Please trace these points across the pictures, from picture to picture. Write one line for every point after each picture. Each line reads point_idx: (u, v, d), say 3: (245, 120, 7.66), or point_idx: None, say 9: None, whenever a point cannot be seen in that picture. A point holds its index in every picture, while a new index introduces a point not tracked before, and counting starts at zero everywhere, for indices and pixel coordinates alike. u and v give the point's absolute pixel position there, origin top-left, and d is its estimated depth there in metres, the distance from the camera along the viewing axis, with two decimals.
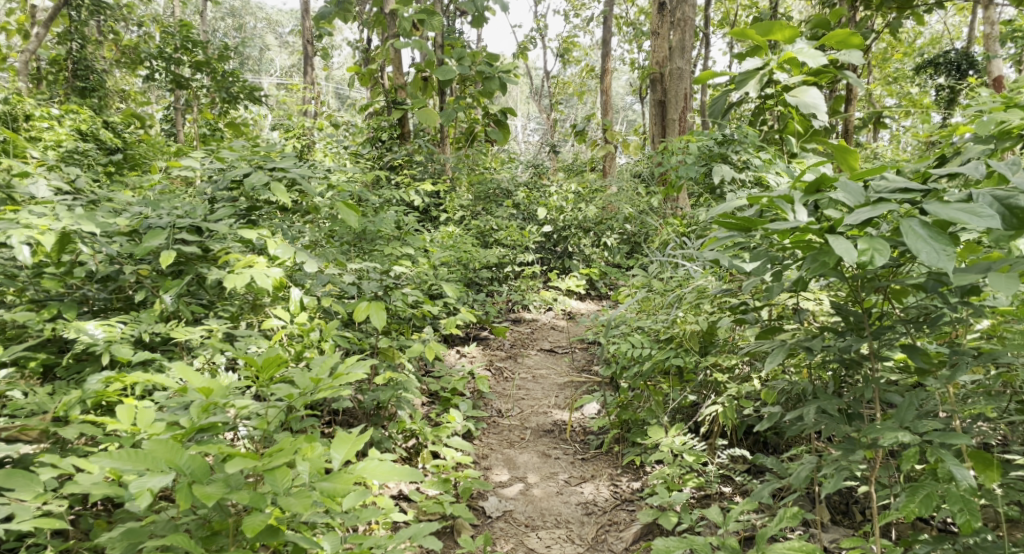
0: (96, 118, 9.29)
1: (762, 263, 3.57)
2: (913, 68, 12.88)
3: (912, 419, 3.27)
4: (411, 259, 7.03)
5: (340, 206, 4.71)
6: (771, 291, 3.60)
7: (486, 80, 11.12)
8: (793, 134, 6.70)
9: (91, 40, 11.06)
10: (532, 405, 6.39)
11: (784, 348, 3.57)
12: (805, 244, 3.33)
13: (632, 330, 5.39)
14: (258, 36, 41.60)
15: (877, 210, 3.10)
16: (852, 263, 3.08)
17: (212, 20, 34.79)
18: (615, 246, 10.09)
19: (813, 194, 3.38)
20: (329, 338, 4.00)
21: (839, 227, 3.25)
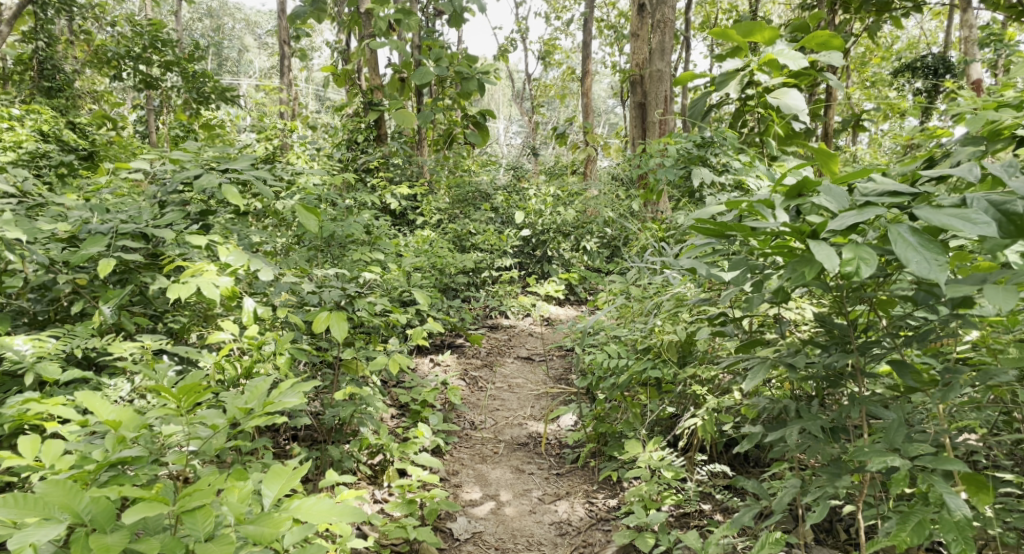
0: (61, 119, 8.99)
1: (742, 272, 3.34)
2: (891, 72, 12.77)
3: (902, 440, 3.07)
4: (383, 265, 6.80)
5: (299, 210, 4.54)
6: (752, 302, 3.38)
7: (465, 81, 10.89)
8: (774, 137, 6.52)
9: (58, 39, 10.74)
10: (506, 416, 6.18)
11: (765, 362, 3.38)
12: (786, 251, 3.15)
13: (608, 339, 5.18)
14: (237, 37, 41.14)
15: (863, 215, 2.92)
16: (835, 271, 2.90)
17: (190, 21, 34.29)
18: (594, 251, 9.89)
19: (796, 199, 3.17)
20: (284, 352, 3.77)
21: (822, 232, 3.09)
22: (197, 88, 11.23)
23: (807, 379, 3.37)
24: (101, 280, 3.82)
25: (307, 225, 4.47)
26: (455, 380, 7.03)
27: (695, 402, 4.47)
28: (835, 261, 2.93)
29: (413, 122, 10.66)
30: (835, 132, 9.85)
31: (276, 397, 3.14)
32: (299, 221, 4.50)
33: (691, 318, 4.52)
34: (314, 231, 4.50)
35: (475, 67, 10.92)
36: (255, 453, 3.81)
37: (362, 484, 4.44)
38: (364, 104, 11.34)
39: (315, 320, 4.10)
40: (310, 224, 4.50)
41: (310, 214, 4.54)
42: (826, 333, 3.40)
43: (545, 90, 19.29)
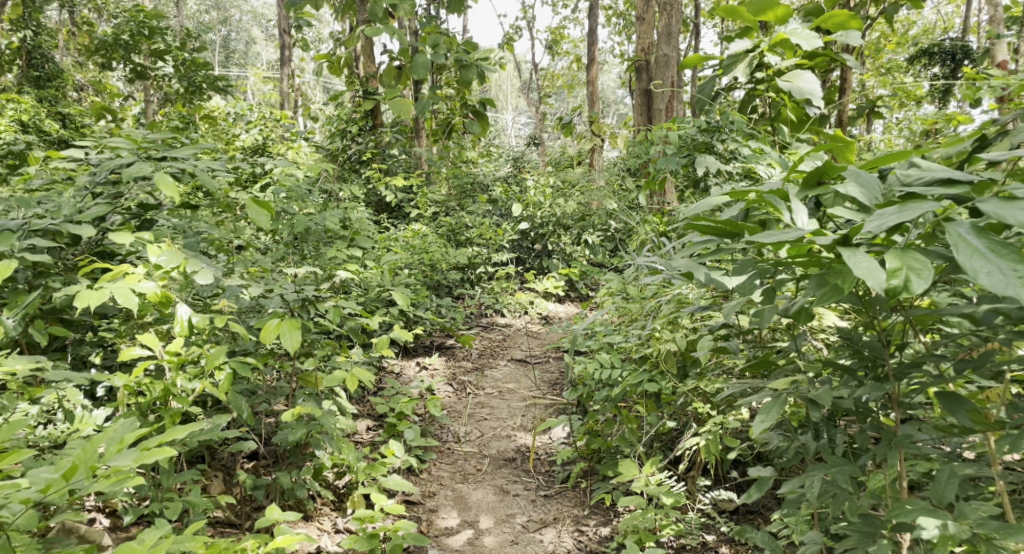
0: (42, 108, 8.52)
1: (750, 279, 2.83)
2: (908, 57, 12.16)
3: (954, 498, 2.61)
4: (364, 263, 6.27)
5: (248, 204, 4.03)
6: (762, 315, 2.90)
7: (464, 69, 10.26)
8: (785, 124, 5.99)
9: (46, 27, 10.26)
10: (494, 427, 5.66)
11: (781, 398, 2.86)
12: (808, 258, 2.61)
13: (600, 347, 4.69)
14: (247, 30, 40.67)
15: (906, 214, 2.39)
16: (880, 289, 2.37)
17: (197, 13, 33.80)
18: (597, 245, 9.36)
19: (816, 190, 2.69)
20: (222, 367, 3.37)
21: (855, 237, 2.53)
22: (188, 77, 10.57)
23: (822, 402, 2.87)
24: (9, 284, 3.47)
25: (258, 224, 3.99)
26: (441, 385, 6.52)
27: (698, 419, 3.96)
28: (878, 275, 2.39)
29: (411, 111, 10.17)
30: (849, 120, 9.30)
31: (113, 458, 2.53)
32: (248, 216, 4.02)
33: (692, 323, 4.02)
34: (266, 230, 4.03)
35: (475, 53, 10.38)
36: (187, 487, 3.33)
37: (320, 515, 3.95)
38: (359, 93, 10.85)
39: (264, 329, 3.68)
40: (261, 222, 4.01)
41: (261, 210, 4.04)
42: (851, 353, 2.89)
43: (553, 80, 18.73)
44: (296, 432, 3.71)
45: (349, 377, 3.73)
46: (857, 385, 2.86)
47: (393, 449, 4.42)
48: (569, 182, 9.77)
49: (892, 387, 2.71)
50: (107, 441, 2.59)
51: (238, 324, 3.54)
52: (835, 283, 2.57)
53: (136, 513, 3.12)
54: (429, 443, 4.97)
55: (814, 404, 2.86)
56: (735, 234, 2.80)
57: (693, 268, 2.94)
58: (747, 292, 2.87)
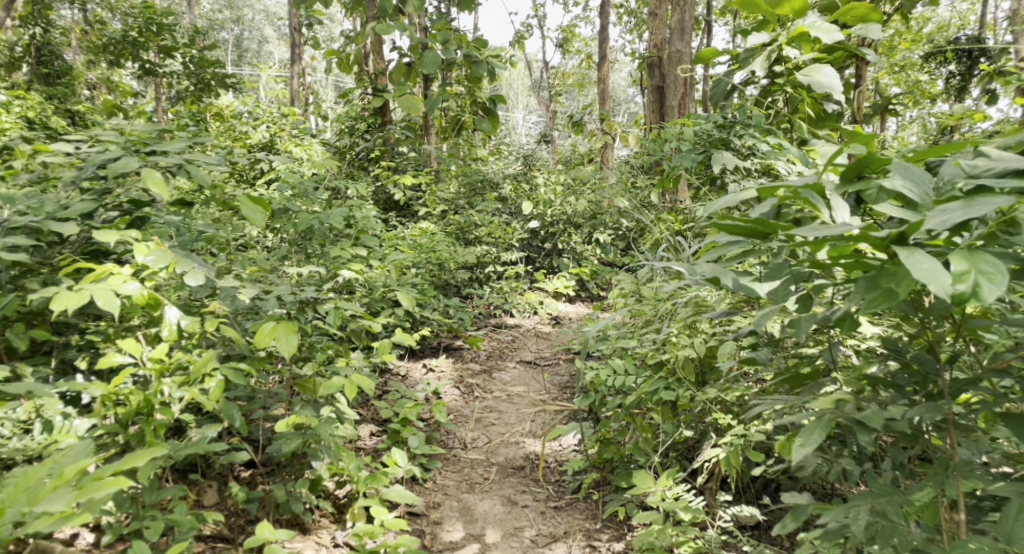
0: (46, 105, 8.35)
1: (783, 285, 2.65)
2: (925, 54, 11.87)
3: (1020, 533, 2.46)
4: (368, 263, 6.07)
5: (242, 201, 3.83)
6: (799, 326, 2.72)
7: (474, 65, 10.03)
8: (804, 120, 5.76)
9: (54, 24, 10.11)
10: (503, 432, 5.44)
11: (823, 420, 2.69)
12: (855, 260, 2.44)
13: (612, 352, 4.48)
14: (260, 29, 40.54)
15: (972, 211, 2.27)
16: (944, 293, 2.21)
17: (211, 13, 33.71)
18: (609, 244, 9.13)
19: (856, 183, 2.58)
20: (208, 374, 3.16)
21: (911, 236, 2.36)
22: (196, 75, 10.60)
23: (857, 419, 2.71)
24: None
25: (253, 223, 3.79)
26: (448, 388, 6.30)
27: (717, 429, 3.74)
28: (942, 280, 2.23)
29: (420, 108, 9.97)
30: (867, 117, 9.04)
31: (48, 496, 2.29)
32: (243, 215, 3.81)
33: (711, 328, 3.81)
34: (262, 230, 3.84)
35: (485, 49, 10.16)
36: (174, 501, 3.14)
37: (319, 527, 3.76)
38: (368, 90, 10.67)
39: (258, 333, 3.50)
40: (256, 221, 3.81)
41: (256, 208, 3.84)
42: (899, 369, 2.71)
43: (564, 78, 18.48)
44: (290, 442, 3.53)
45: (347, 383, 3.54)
46: (902, 402, 2.71)
47: (396, 459, 4.22)
48: (580, 181, 9.53)
49: (944, 405, 2.56)
50: (41, 476, 2.35)
51: (229, 327, 3.36)
52: (887, 288, 2.40)
53: (115, 533, 2.92)
54: (433, 451, 4.77)
55: (857, 424, 2.70)
56: (767, 235, 2.62)
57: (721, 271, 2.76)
58: (782, 297, 2.72)
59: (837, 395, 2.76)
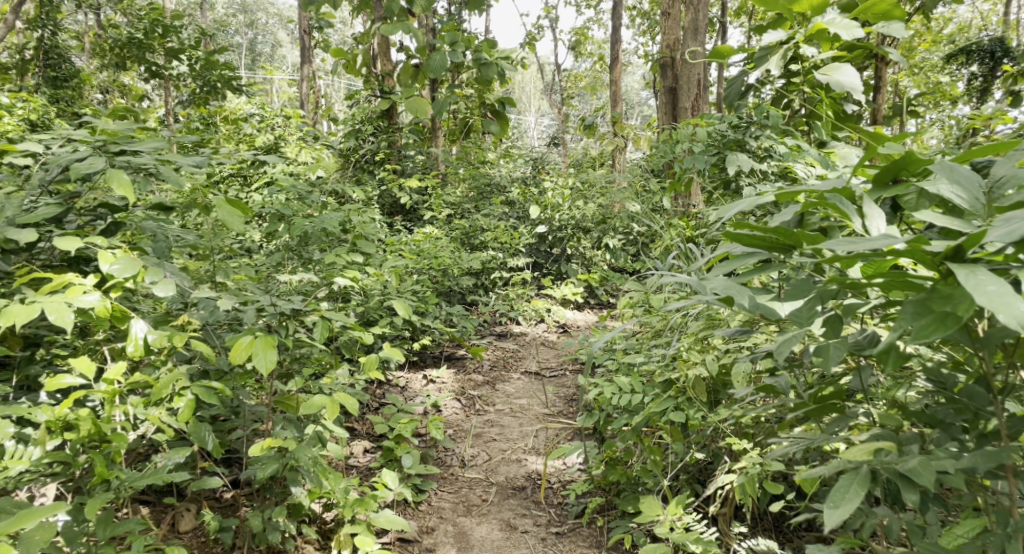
0: (47, 109, 8.14)
1: (808, 306, 2.44)
2: (944, 55, 11.54)
3: None
4: (364, 270, 5.79)
5: (218, 203, 3.57)
6: (829, 355, 2.51)
7: (484, 68, 9.76)
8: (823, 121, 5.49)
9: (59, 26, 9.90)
10: (504, 449, 5.16)
11: (861, 471, 2.46)
12: (899, 280, 2.24)
13: (618, 368, 4.20)
14: (273, 33, 40.38)
15: None
16: (1016, 320, 2.03)
17: (226, 18, 33.61)
18: (619, 249, 8.82)
19: (891, 189, 2.44)
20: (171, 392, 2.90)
21: (968, 251, 2.18)
22: (203, 77, 10.04)
23: (896, 466, 2.47)
24: None
25: (230, 227, 3.54)
26: (449, 400, 6.02)
27: (731, 453, 3.46)
28: (1012, 304, 2.05)
29: (428, 111, 9.74)
30: (887, 119, 8.73)
31: None
32: (218, 217, 3.56)
33: (723, 343, 3.53)
34: (240, 234, 3.58)
35: (493, 50, 9.91)
36: (136, 535, 2.89)
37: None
38: (374, 92, 10.43)
39: (234, 348, 3.26)
40: (233, 224, 3.55)
41: (233, 211, 3.58)
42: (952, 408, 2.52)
43: (576, 82, 18.19)
44: (266, 466, 3.26)
45: (328, 402, 3.28)
46: (951, 444, 2.51)
47: (387, 480, 3.96)
48: (589, 185, 9.24)
49: (1003, 453, 2.36)
50: None
51: (200, 342, 3.12)
52: (941, 313, 2.18)
53: None
54: (429, 471, 4.51)
55: (901, 478, 2.47)
56: (791, 247, 2.40)
57: (735, 287, 2.52)
58: (807, 318, 2.45)
59: (877, 445, 2.52)
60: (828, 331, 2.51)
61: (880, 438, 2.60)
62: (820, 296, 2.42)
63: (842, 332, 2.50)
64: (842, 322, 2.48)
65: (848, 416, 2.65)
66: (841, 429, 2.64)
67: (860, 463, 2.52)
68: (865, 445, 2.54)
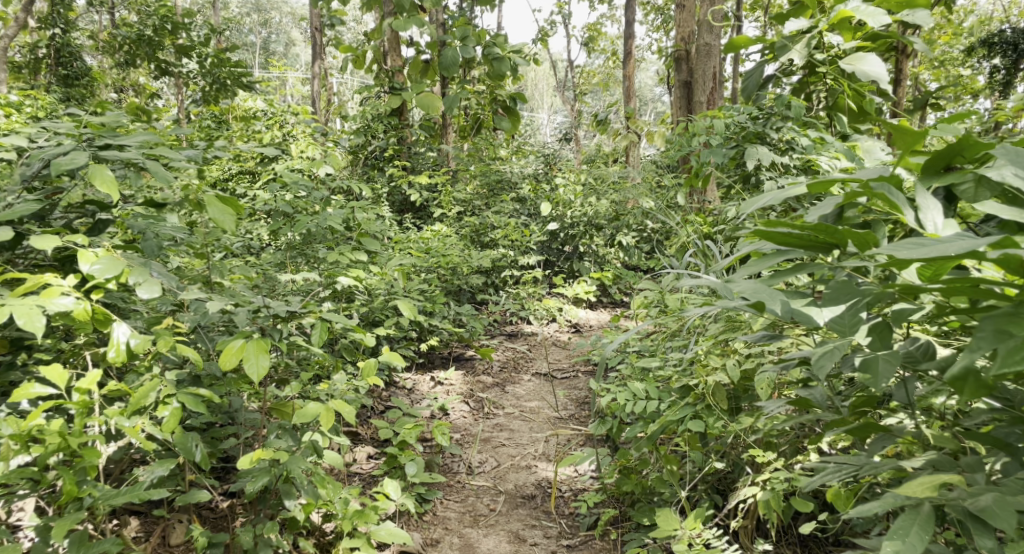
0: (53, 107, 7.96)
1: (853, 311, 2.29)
2: (965, 47, 11.26)
3: None
4: (369, 269, 5.60)
5: (210, 201, 3.38)
6: (879, 375, 2.34)
7: (496, 63, 9.55)
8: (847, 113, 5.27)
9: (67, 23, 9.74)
10: (514, 455, 4.95)
11: (924, 510, 2.28)
12: (972, 290, 2.11)
13: (632, 373, 3.98)
14: (286, 32, 40.18)
15: None
16: None
17: (240, 17, 33.49)
18: (633, 246, 8.57)
19: (945, 177, 2.33)
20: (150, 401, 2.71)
21: None
22: (212, 74, 9.85)
23: (966, 505, 2.25)
24: None
25: (222, 226, 3.34)
26: (457, 403, 5.82)
27: (753, 463, 3.24)
28: None
29: (439, 107, 9.58)
30: (909, 112, 8.46)
31: None
32: (210, 216, 3.36)
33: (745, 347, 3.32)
34: (233, 233, 3.39)
35: (506, 45, 9.69)
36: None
37: None
38: (384, 88, 10.24)
39: (224, 352, 3.09)
40: (225, 223, 3.36)
41: (225, 208, 3.39)
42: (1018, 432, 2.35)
43: (589, 78, 17.94)
44: (256, 479, 3.07)
45: (323, 410, 3.09)
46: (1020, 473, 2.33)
47: (389, 490, 3.78)
48: (603, 180, 9.01)
49: None
50: None
51: (186, 347, 2.93)
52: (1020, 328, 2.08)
53: None
54: (433, 479, 4.32)
55: (972, 519, 2.24)
56: (832, 245, 2.26)
57: (765, 289, 2.34)
58: (849, 327, 2.33)
59: (940, 479, 2.27)
60: (875, 341, 2.36)
61: (939, 466, 2.38)
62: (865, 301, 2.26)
63: (891, 342, 2.36)
64: (889, 330, 2.35)
65: (893, 433, 2.51)
66: (883, 448, 2.56)
67: (920, 499, 2.31)
68: (926, 479, 2.29)
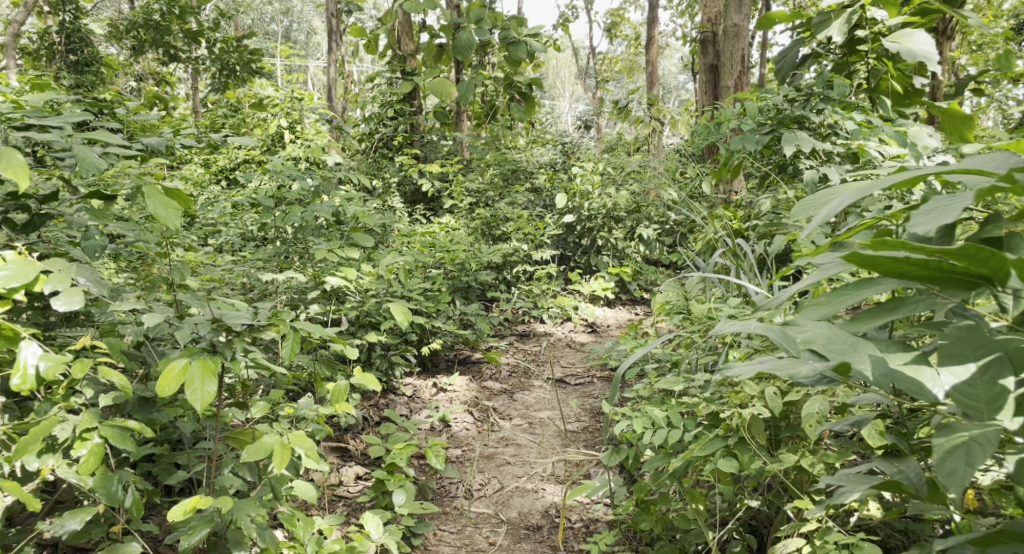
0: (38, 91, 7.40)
1: (1002, 376, 1.93)
2: (1011, 29, 10.51)
3: None
4: (360, 269, 5.08)
5: (150, 193, 2.87)
6: None
7: (511, 47, 8.94)
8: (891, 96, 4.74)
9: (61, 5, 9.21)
10: (519, 476, 4.43)
11: None
12: None
13: (651, 393, 3.44)
14: (308, 20, 39.55)
15: None
16: None
17: (262, 7, 32.94)
18: (654, 240, 7.99)
19: None
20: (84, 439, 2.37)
21: None
22: (220, 58, 9.34)
23: None
24: None
25: (163, 222, 2.84)
26: (460, 413, 5.29)
27: (795, 507, 2.70)
28: None
29: (453, 93, 8.99)
30: (956, 96, 7.79)
31: None
32: (149, 210, 2.86)
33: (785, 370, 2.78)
34: (177, 230, 2.88)
35: (523, 28, 9.11)
36: None
37: None
38: (395, 74, 9.69)
39: (162, 376, 2.62)
40: (167, 218, 2.85)
41: (168, 201, 2.88)
42: None
43: (611, 64, 17.17)
44: (192, 531, 2.58)
45: (275, 446, 2.59)
46: None
47: (367, 526, 3.28)
48: (622, 170, 8.39)
49: None
50: None
51: (108, 371, 2.47)
52: None
53: None
54: (424, 510, 3.82)
55: None
56: (966, 275, 1.97)
57: (845, 340, 2.05)
58: (992, 396, 1.93)
59: None
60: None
61: None
62: (1009, 359, 1.93)
63: None
64: None
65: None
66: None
67: None
68: None
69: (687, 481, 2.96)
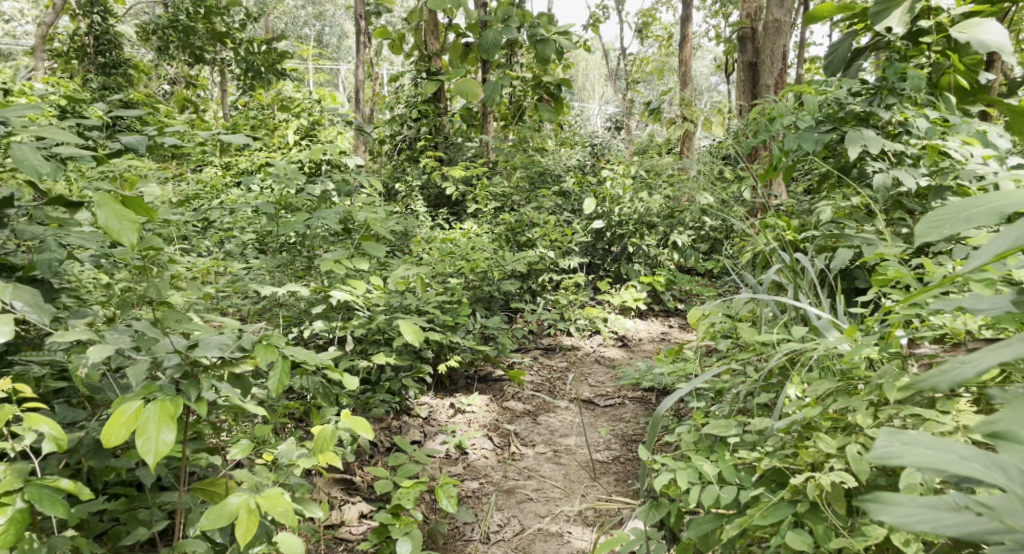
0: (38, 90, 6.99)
1: None
2: None
3: None
4: (368, 283, 4.61)
5: (101, 201, 2.43)
6: None
7: (539, 46, 8.41)
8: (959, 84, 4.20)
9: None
10: (542, 516, 3.98)
11: None
12: None
13: (696, 434, 2.95)
14: (339, 25, 39.26)
15: None
16: None
17: (289, 9, 32.66)
18: (689, 247, 7.45)
19: None
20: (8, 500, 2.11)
21: None
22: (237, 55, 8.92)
23: None
24: None
25: (115, 236, 2.39)
26: (479, 439, 4.78)
27: None
28: None
29: (479, 94, 8.45)
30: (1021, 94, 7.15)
31: None
32: (101, 221, 2.42)
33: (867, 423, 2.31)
34: (133, 245, 2.43)
35: (552, 26, 8.58)
36: None
37: None
38: (420, 74, 9.21)
39: (111, 421, 2.19)
40: (120, 232, 2.40)
41: (123, 211, 2.43)
42: None
43: (642, 65, 16.58)
44: None
45: (244, 507, 2.18)
46: None
47: None
48: (656, 172, 7.83)
49: None
50: None
51: (35, 419, 2.18)
52: None
53: None
54: None
55: None
56: None
57: None
58: None
59: None
60: None
61: None
62: None
63: None
64: None
65: None
66: None
67: None
68: None
69: (739, 546, 2.47)
